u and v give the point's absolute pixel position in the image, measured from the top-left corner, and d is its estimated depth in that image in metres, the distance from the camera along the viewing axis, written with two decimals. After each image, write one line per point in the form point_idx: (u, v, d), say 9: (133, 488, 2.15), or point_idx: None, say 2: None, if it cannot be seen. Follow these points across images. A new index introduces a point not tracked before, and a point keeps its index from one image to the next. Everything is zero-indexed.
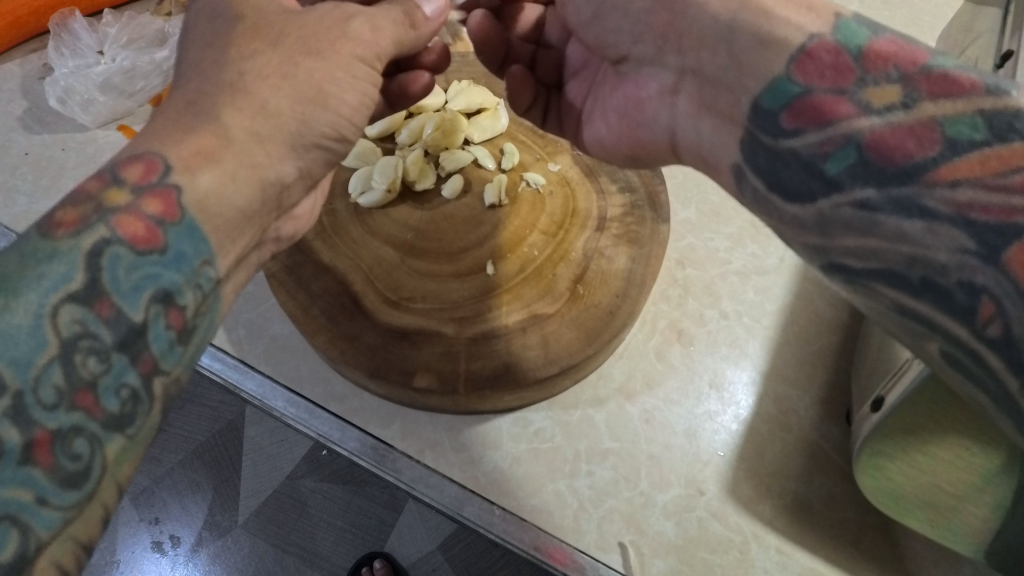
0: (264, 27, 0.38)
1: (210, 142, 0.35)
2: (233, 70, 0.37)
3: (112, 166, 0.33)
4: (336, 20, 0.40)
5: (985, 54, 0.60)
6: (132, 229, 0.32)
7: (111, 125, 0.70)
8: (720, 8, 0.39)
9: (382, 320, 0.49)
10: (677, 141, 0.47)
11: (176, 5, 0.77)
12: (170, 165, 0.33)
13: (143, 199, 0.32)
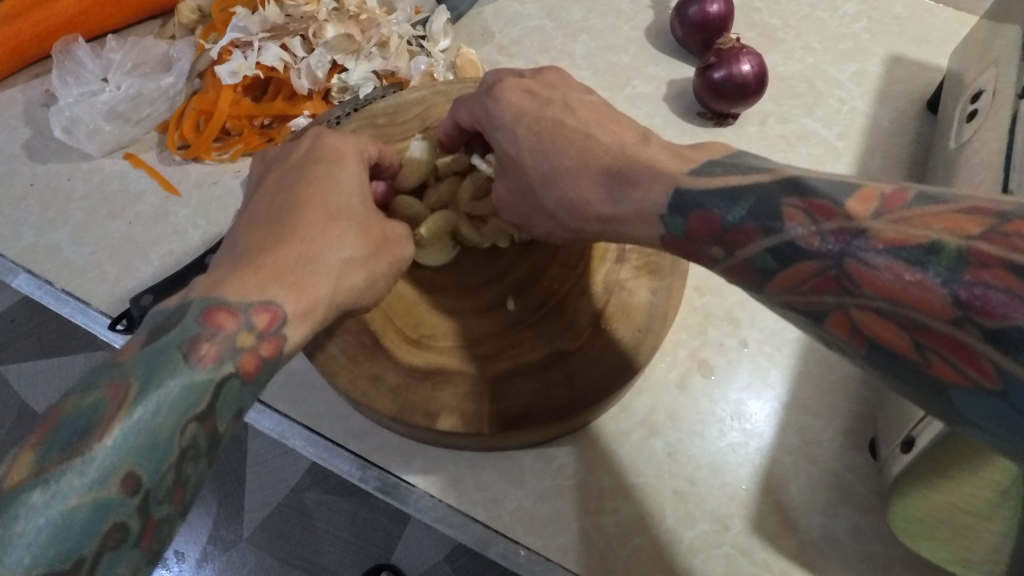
0: (274, 179, 0.48)
1: (310, 275, 0.40)
2: (283, 198, 0.45)
3: (238, 301, 0.36)
4: (324, 156, 0.49)
5: (1005, 77, 0.56)
6: (246, 363, 0.34)
7: (117, 153, 0.69)
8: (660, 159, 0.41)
9: (404, 359, 0.48)
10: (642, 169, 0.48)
11: (179, 28, 0.77)
12: (287, 317, 0.37)
13: (254, 320, 0.36)
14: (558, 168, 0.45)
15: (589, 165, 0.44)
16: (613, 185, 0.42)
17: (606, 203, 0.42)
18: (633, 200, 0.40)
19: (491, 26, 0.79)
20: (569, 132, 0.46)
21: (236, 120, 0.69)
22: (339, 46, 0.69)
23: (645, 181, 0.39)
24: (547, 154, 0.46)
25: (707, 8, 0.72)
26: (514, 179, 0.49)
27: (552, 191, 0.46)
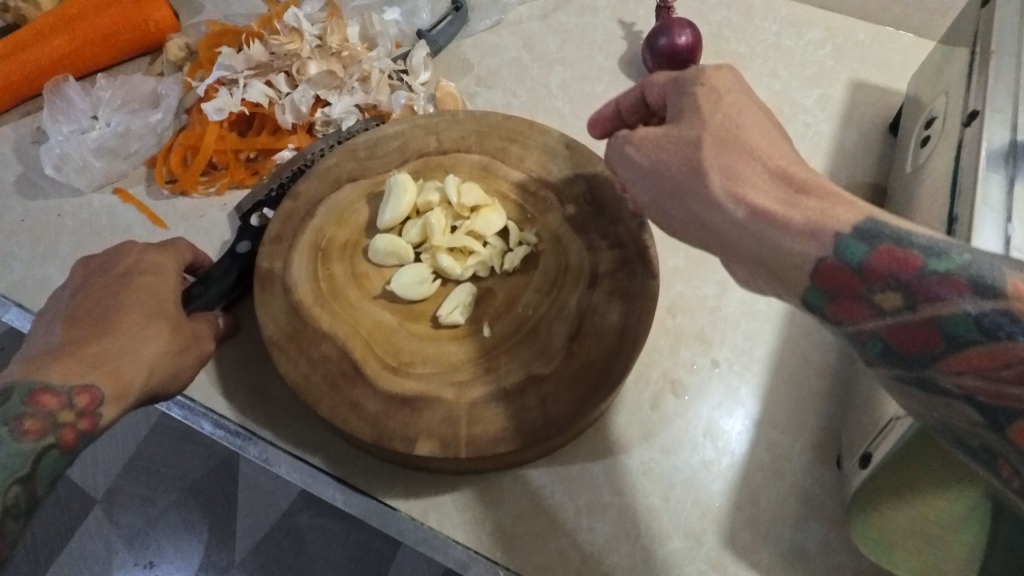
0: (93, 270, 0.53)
1: (127, 363, 0.46)
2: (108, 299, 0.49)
3: (64, 385, 0.43)
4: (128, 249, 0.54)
5: (953, 102, 0.58)
6: (65, 436, 0.43)
7: (106, 188, 0.71)
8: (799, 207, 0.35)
9: (383, 385, 0.50)
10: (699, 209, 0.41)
11: (167, 66, 0.80)
12: (104, 397, 0.44)
13: (75, 400, 0.43)
14: (699, 174, 0.40)
15: (733, 163, 0.39)
16: (747, 195, 0.37)
17: (760, 208, 0.36)
18: (753, 217, 0.36)
19: (469, 58, 0.82)
20: (725, 141, 0.40)
21: (222, 154, 0.70)
22: (322, 82, 0.72)
23: (779, 202, 0.35)
24: (673, 156, 0.41)
25: (675, 40, 0.75)
26: (639, 169, 0.43)
27: (668, 187, 0.41)
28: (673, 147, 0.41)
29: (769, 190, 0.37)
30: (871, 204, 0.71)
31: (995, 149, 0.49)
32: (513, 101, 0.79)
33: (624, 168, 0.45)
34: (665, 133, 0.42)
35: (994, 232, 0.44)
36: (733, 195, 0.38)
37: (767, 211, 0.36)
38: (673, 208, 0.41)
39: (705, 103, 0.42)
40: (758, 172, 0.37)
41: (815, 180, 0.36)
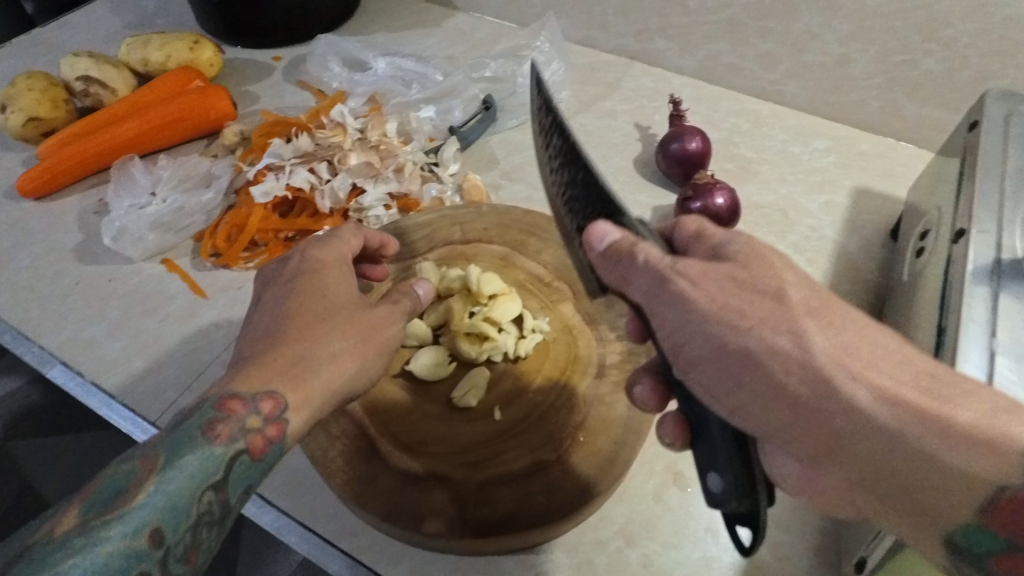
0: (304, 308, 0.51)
1: (307, 373, 0.48)
2: (283, 300, 0.52)
3: (249, 394, 0.45)
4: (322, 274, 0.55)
5: (942, 216, 0.62)
6: (227, 434, 0.44)
7: (156, 258, 0.78)
8: (867, 401, 0.38)
9: (397, 463, 0.53)
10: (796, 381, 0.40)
11: (221, 148, 0.88)
12: (287, 404, 0.46)
13: (261, 407, 0.45)
14: (810, 341, 0.40)
15: (830, 329, 0.40)
16: (847, 377, 0.38)
17: (885, 386, 0.38)
18: (887, 395, 0.37)
19: (496, 154, 0.90)
20: (801, 294, 0.41)
21: (264, 233, 0.77)
22: (360, 171, 0.79)
23: (890, 376, 0.38)
24: (771, 321, 0.40)
25: (686, 146, 0.81)
26: (737, 328, 0.41)
27: (715, 334, 0.41)
28: (771, 309, 0.41)
29: (860, 359, 0.39)
30: (874, 308, 0.74)
31: (980, 267, 0.52)
32: (535, 195, 0.85)
33: (700, 326, 0.42)
34: (744, 292, 0.41)
35: (979, 348, 0.47)
36: (849, 367, 0.39)
37: (887, 385, 0.38)
38: (790, 376, 0.40)
39: (751, 255, 0.43)
40: (832, 327, 0.40)
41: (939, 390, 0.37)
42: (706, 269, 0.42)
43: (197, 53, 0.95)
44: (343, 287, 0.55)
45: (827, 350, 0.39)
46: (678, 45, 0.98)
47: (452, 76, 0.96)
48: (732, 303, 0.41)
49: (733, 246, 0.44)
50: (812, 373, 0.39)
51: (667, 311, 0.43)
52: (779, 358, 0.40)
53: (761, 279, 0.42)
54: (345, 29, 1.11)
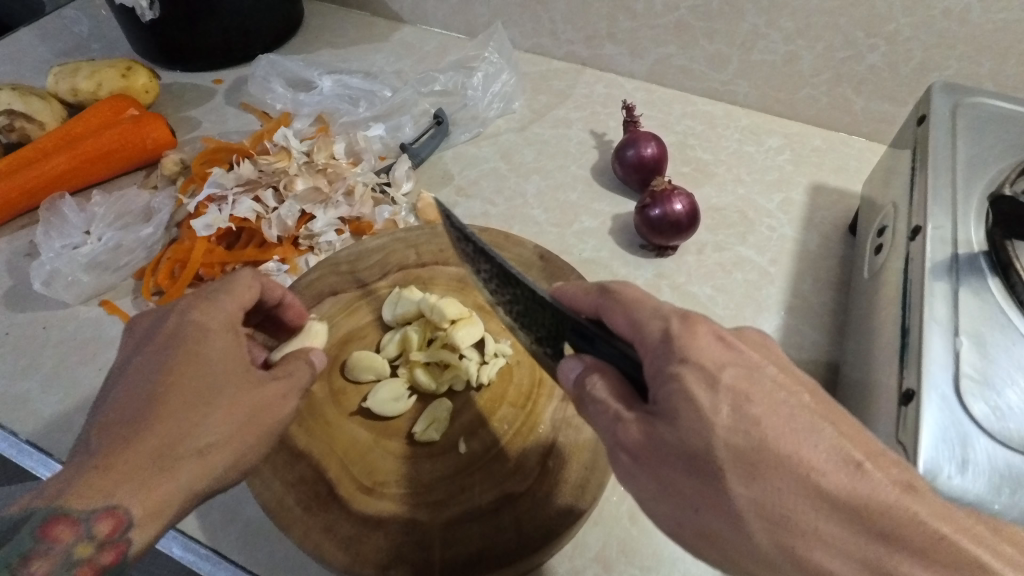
0: (171, 376, 0.45)
1: (167, 470, 0.42)
2: (152, 373, 0.45)
3: (81, 512, 0.40)
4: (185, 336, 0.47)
5: (897, 212, 0.62)
6: (80, 559, 0.41)
7: (93, 300, 0.73)
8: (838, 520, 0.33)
9: (357, 508, 0.50)
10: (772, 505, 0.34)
11: (161, 179, 0.84)
12: (133, 520, 0.41)
13: (96, 530, 0.40)
14: (839, 506, 0.33)
15: (861, 479, 0.33)
16: (872, 534, 0.32)
17: (937, 566, 0.32)
18: (929, 564, 0.32)
19: (451, 170, 0.87)
20: (818, 433, 0.34)
21: (209, 267, 0.73)
22: (307, 197, 0.76)
23: (926, 532, 0.32)
24: (795, 491, 0.33)
25: (642, 151, 0.80)
26: (762, 506, 0.34)
27: (684, 457, 0.36)
28: (791, 469, 0.34)
29: (906, 530, 0.32)
30: (837, 305, 0.73)
31: (938, 263, 0.51)
32: (492, 210, 0.82)
33: (719, 507, 0.35)
34: (752, 447, 0.34)
35: (942, 346, 0.46)
36: (882, 533, 0.32)
37: (932, 561, 0.32)
38: (834, 551, 0.33)
39: (743, 355, 0.37)
40: (860, 470, 0.33)
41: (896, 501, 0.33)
42: (701, 421, 0.35)
43: (130, 81, 0.90)
44: (233, 354, 0.48)
45: (859, 517, 0.33)
46: (629, 49, 0.98)
47: (400, 91, 0.93)
48: (744, 467, 0.34)
49: (728, 374, 0.36)
50: (853, 551, 0.33)
51: (670, 478, 0.36)
52: (811, 531, 0.33)
53: (770, 426, 0.34)
54: (288, 47, 1.07)
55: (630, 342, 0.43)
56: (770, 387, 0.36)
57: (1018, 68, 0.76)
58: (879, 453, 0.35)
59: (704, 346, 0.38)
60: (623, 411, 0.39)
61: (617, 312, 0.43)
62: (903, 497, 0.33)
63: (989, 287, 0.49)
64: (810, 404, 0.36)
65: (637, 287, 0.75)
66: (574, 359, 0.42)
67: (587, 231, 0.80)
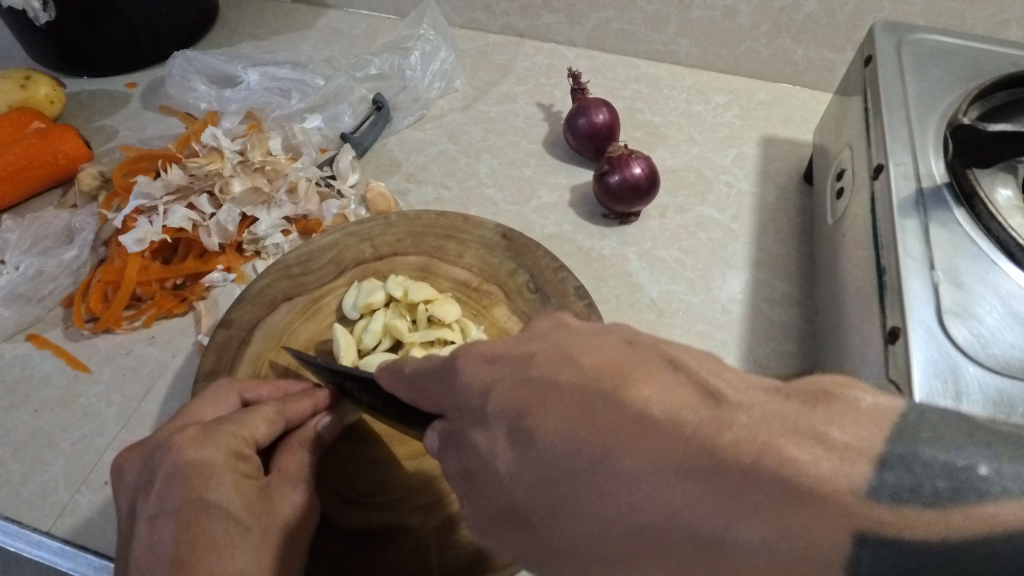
0: (199, 498, 0.39)
1: None
2: (166, 537, 0.38)
3: None
4: (225, 446, 0.42)
5: (855, 152, 0.62)
6: None
7: (18, 336, 0.66)
8: (625, 499, 0.26)
9: (344, 523, 0.47)
10: (558, 510, 0.28)
11: (80, 196, 0.77)
12: None
13: None
14: (635, 491, 0.26)
15: (643, 440, 0.26)
16: (687, 505, 0.24)
17: (776, 508, 0.23)
18: (758, 505, 0.23)
19: (397, 156, 0.83)
20: (596, 405, 0.28)
21: (147, 285, 0.67)
22: (247, 199, 0.71)
23: (736, 466, 0.24)
24: (592, 489, 0.27)
25: (593, 119, 0.78)
26: (572, 532, 0.28)
27: (489, 492, 0.32)
28: (580, 469, 0.27)
29: (718, 474, 0.24)
30: (802, 254, 0.74)
31: (905, 199, 0.51)
32: (445, 194, 0.79)
33: (554, 551, 0.29)
34: (540, 470, 0.29)
35: (921, 281, 0.46)
36: (699, 489, 0.24)
37: (761, 510, 0.23)
38: (673, 555, 0.25)
39: (540, 344, 0.33)
40: (642, 426, 0.26)
41: (701, 451, 0.25)
42: (492, 468, 0.31)
43: (31, 91, 0.82)
44: (245, 492, 0.41)
45: (654, 480, 0.25)
46: (566, 17, 0.95)
47: (333, 78, 0.87)
48: (545, 493, 0.29)
49: (494, 395, 0.32)
50: (689, 539, 0.24)
51: (511, 538, 0.31)
52: (632, 532, 0.26)
53: (546, 433, 0.29)
54: (205, 42, 0.99)
55: (440, 412, 0.37)
56: (537, 381, 0.31)
57: (947, 3, 0.78)
58: (680, 386, 0.27)
59: (469, 371, 0.34)
60: (463, 485, 0.34)
61: (427, 398, 0.38)
62: (693, 430, 0.25)
63: (956, 219, 0.50)
64: (589, 367, 0.29)
65: (604, 257, 0.73)
66: (430, 431, 0.37)
67: (546, 206, 0.78)
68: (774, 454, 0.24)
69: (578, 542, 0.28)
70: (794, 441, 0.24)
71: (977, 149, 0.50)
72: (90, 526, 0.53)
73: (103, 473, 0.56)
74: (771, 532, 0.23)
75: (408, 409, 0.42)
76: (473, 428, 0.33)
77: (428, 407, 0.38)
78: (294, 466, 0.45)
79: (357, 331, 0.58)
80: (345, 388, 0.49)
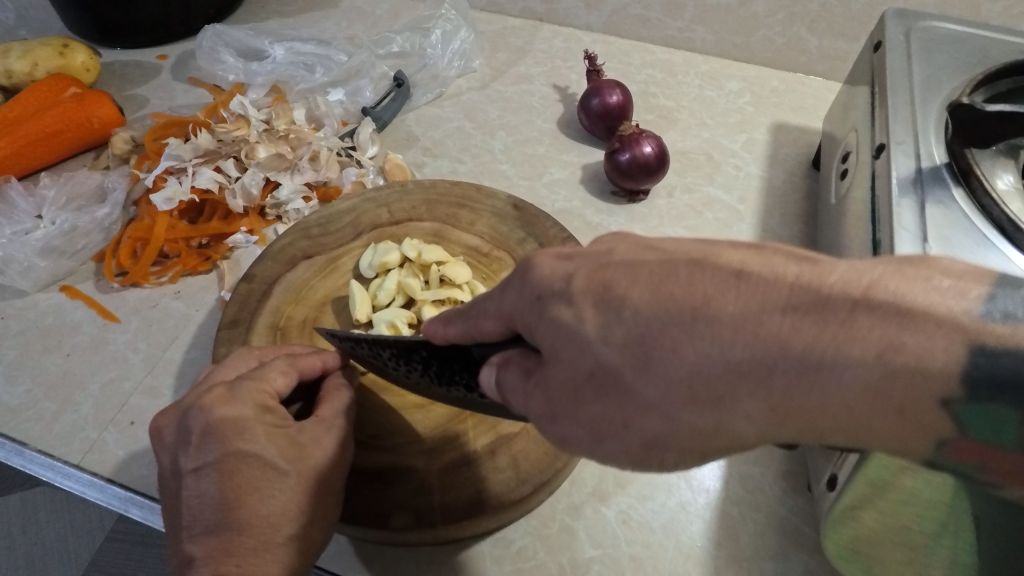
0: (238, 453, 0.43)
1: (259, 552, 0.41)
2: (211, 487, 0.42)
3: None
4: (250, 404, 0.45)
5: (860, 134, 0.63)
6: None
7: (52, 286, 0.70)
8: (730, 337, 0.26)
9: (353, 462, 0.50)
10: (642, 366, 0.28)
11: (112, 159, 0.80)
12: None
13: None
14: (744, 329, 0.26)
15: (753, 290, 0.27)
16: (799, 335, 0.25)
17: (890, 331, 0.24)
18: (865, 328, 0.24)
19: (415, 131, 0.86)
20: (686, 271, 0.29)
21: (172, 243, 0.70)
22: (270, 164, 0.74)
23: (849, 299, 0.25)
24: (688, 339, 0.27)
25: (607, 100, 0.80)
26: (668, 380, 0.27)
27: (556, 367, 0.32)
28: (675, 323, 0.27)
29: (823, 306, 0.25)
30: (805, 236, 0.75)
31: (904, 178, 0.53)
32: (460, 168, 0.82)
33: (642, 408, 0.29)
34: (631, 330, 0.28)
35: (913, 254, 0.48)
36: (810, 319, 0.25)
37: (879, 328, 0.24)
38: (779, 387, 0.25)
39: (603, 246, 0.34)
40: (741, 280, 0.27)
41: (828, 291, 0.25)
42: (577, 337, 0.30)
43: (68, 59, 0.86)
44: (277, 441, 0.44)
45: (754, 329, 0.26)
46: (585, 1, 0.97)
47: (356, 55, 0.90)
48: (634, 351, 0.28)
49: (576, 278, 0.32)
50: (792, 366, 0.25)
51: (586, 413, 0.31)
52: (738, 372, 0.26)
53: (640, 299, 0.29)
54: (234, 18, 1.03)
55: (503, 329, 0.36)
56: (622, 265, 0.31)
57: None
58: (769, 255, 0.28)
59: (542, 266, 0.33)
60: (524, 381, 0.34)
61: (488, 317, 0.37)
62: (797, 277, 0.26)
63: (954, 197, 0.52)
64: (674, 250, 0.31)
65: (612, 232, 0.75)
66: (488, 367, 0.37)
67: (557, 182, 0.80)
68: (889, 288, 0.25)
69: (661, 397, 0.28)
70: (902, 280, 0.25)
71: (974, 130, 0.52)
72: (116, 461, 0.57)
73: (129, 414, 0.60)
74: (888, 347, 0.24)
75: (452, 366, 0.42)
76: (537, 322, 0.33)
77: (483, 335, 0.38)
78: (327, 413, 0.47)
79: (372, 289, 0.61)
80: (376, 360, 0.49)
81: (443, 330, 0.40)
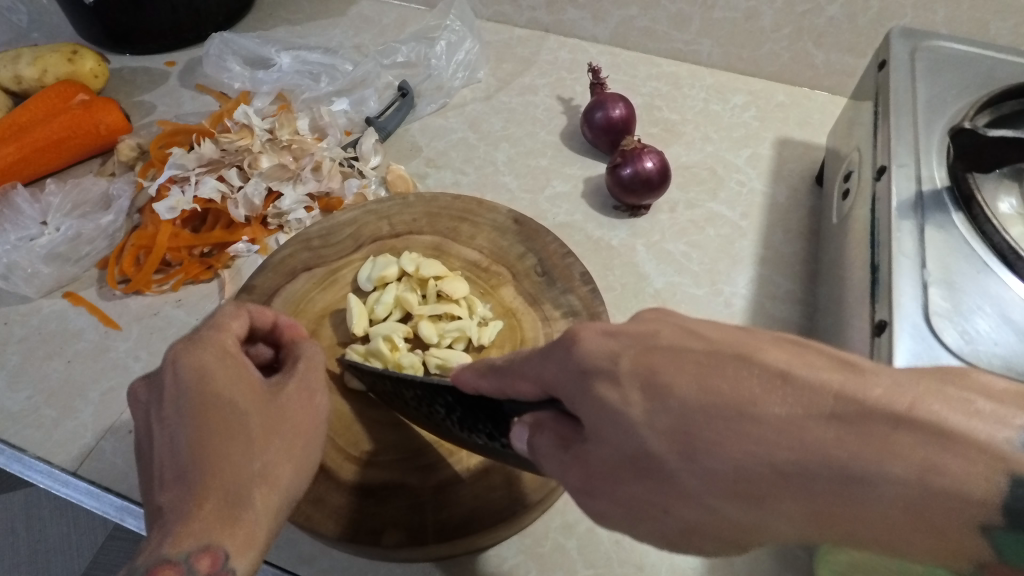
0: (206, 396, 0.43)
1: (235, 480, 0.40)
2: (180, 428, 0.42)
3: None
4: (217, 353, 0.46)
5: (862, 154, 0.63)
6: None
7: (56, 293, 0.70)
8: (779, 440, 0.25)
9: (347, 478, 0.50)
10: (686, 456, 0.27)
11: (118, 166, 0.81)
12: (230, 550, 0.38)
13: None
14: (789, 433, 0.25)
15: (801, 393, 0.26)
16: (838, 448, 0.24)
17: (930, 452, 0.23)
18: (909, 447, 0.23)
19: (418, 142, 0.86)
20: (733, 364, 0.28)
21: (175, 251, 0.71)
22: (273, 174, 0.75)
23: (894, 415, 0.24)
24: (734, 438, 0.26)
25: (610, 113, 0.80)
26: (713, 475, 0.27)
27: (595, 442, 0.31)
28: (719, 417, 0.27)
29: (865, 419, 0.24)
30: (808, 254, 0.75)
31: (904, 202, 0.53)
32: (462, 179, 0.82)
33: (682, 497, 0.28)
34: (674, 420, 0.28)
35: (912, 280, 0.47)
36: (854, 431, 0.24)
37: (924, 446, 0.23)
38: (817, 496, 0.24)
39: (644, 323, 0.33)
40: (788, 382, 0.26)
41: (874, 403, 0.24)
42: (619, 419, 0.30)
43: (77, 65, 0.86)
44: (243, 382, 0.45)
45: (800, 438, 0.25)
46: (591, 13, 0.97)
47: (361, 64, 0.91)
48: (679, 441, 0.28)
49: (620, 358, 0.31)
50: (835, 479, 0.24)
51: (625, 490, 0.30)
52: (783, 478, 0.25)
53: (683, 388, 0.28)
54: (242, 26, 1.03)
55: (542, 393, 0.36)
56: (668, 349, 0.30)
57: (970, 12, 0.78)
58: (817, 355, 0.27)
59: (586, 341, 0.32)
60: (562, 453, 0.33)
61: (525, 378, 0.37)
62: (844, 384, 0.25)
63: (954, 222, 0.51)
64: (722, 338, 0.29)
65: (613, 247, 0.75)
66: (519, 424, 0.37)
67: (559, 195, 0.80)
68: (931, 409, 0.24)
69: (703, 491, 0.27)
70: (943, 398, 0.24)
71: (976, 155, 0.51)
72: (113, 470, 0.57)
73: (128, 423, 0.60)
74: (931, 471, 0.23)
75: (479, 414, 0.43)
76: (577, 398, 0.32)
77: (520, 395, 0.38)
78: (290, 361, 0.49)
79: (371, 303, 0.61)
80: (403, 400, 0.50)
81: (480, 383, 0.41)
